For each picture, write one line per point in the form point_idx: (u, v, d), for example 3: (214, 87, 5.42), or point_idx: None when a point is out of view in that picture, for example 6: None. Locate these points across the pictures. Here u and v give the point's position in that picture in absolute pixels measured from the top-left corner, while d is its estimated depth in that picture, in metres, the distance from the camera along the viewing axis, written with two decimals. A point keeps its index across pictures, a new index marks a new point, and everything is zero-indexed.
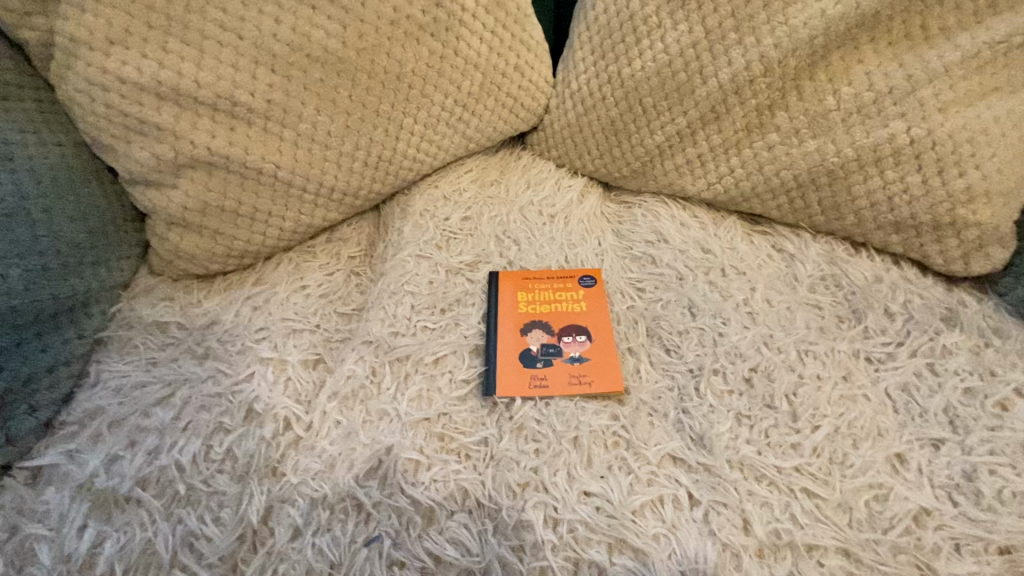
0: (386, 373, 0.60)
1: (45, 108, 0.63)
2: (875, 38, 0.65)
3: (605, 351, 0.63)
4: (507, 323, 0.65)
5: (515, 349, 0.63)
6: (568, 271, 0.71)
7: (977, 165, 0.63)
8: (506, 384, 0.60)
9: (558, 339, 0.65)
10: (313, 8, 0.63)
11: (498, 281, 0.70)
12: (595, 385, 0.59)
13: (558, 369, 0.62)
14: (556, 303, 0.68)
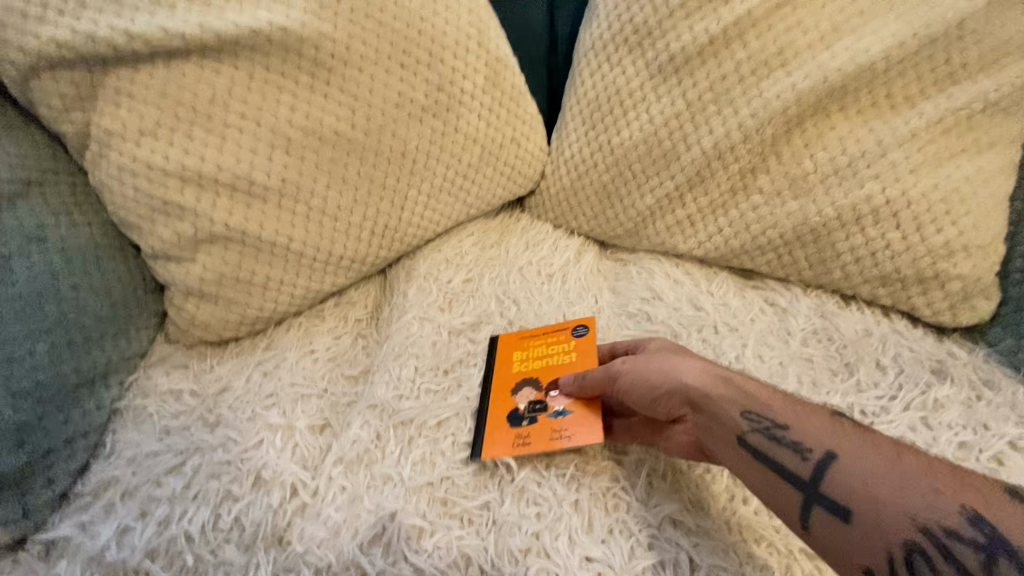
0: (390, 437, 0.62)
1: (77, 190, 0.69)
2: (845, 106, 0.70)
3: (590, 402, 0.62)
4: (497, 382, 0.67)
5: (503, 408, 0.64)
6: (561, 323, 0.72)
7: (953, 222, 0.67)
8: (491, 445, 0.60)
9: (546, 393, 0.65)
10: (326, 96, 0.70)
11: (492, 342, 0.72)
12: (579, 438, 0.59)
13: (544, 424, 0.61)
14: (547, 357, 0.69)
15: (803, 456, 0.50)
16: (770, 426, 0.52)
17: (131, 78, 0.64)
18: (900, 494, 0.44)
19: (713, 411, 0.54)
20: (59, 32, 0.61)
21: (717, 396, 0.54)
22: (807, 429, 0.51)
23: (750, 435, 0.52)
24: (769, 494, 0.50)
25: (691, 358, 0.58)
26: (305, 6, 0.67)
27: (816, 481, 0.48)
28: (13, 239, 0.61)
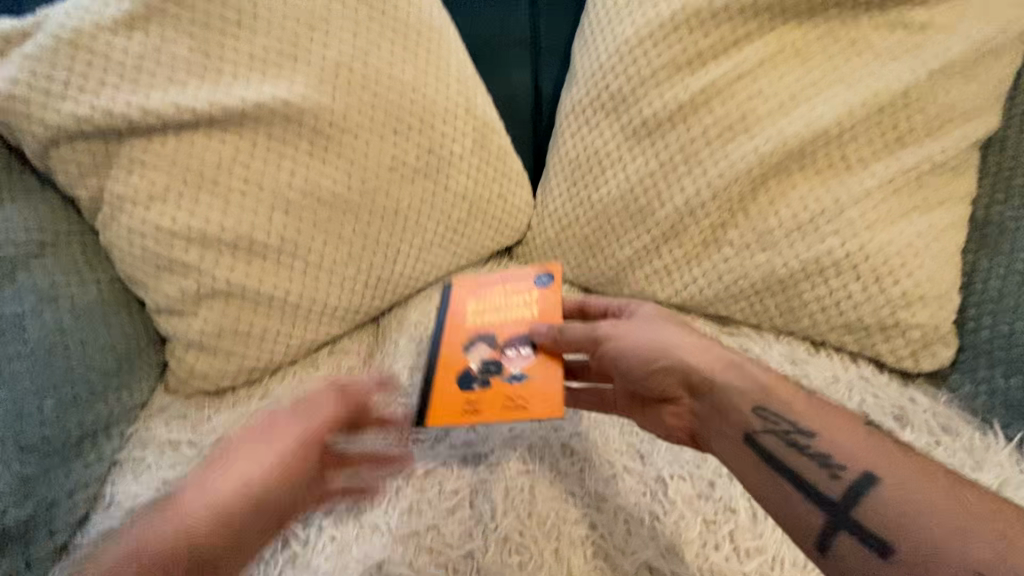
0: (379, 486, 0.66)
1: (88, 248, 0.73)
2: (805, 167, 0.76)
3: (547, 367, 0.65)
4: (449, 343, 0.70)
5: (455, 368, 0.68)
6: (524, 273, 0.75)
7: (908, 274, 0.71)
8: (440, 408, 0.64)
9: (501, 353, 0.67)
10: (324, 160, 0.75)
11: (455, 296, 0.76)
12: (531, 408, 0.61)
13: (497, 389, 0.64)
14: (507, 313, 0.72)
15: (834, 475, 0.50)
16: (789, 430, 0.54)
17: (143, 147, 0.70)
18: (950, 532, 0.44)
19: (722, 395, 0.57)
20: (79, 108, 0.67)
21: (725, 383, 0.58)
22: (838, 441, 0.52)
23: (762, 434, 0.55)
24: (786, 504, 0.52)
25: (697, 339, 0.61)
26: (307, 81, 0.74)
27: (845, 503, 0.49)
28: (26, 300, 0.65)
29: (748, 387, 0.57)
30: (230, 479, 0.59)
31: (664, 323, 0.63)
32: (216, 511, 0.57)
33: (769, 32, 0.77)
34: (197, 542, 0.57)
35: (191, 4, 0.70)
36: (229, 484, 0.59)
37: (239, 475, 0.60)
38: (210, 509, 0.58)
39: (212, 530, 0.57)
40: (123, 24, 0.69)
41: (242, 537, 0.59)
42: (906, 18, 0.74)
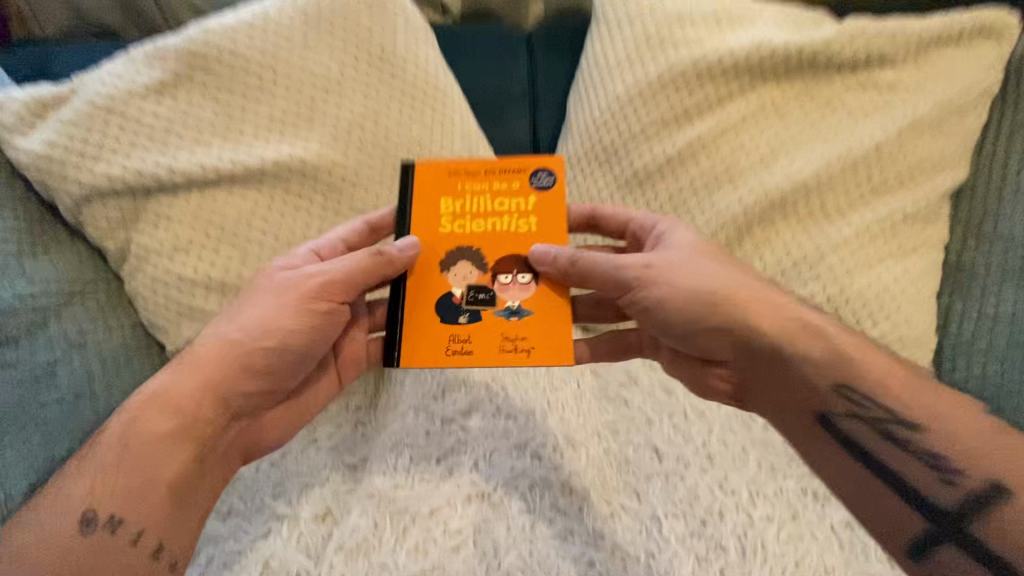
0: (387, 526, 0.69)
1: (113, 295, 0.78)
2: (788, 216, 0.81)
3: (545, 299, 0.65)
4: (428, 261, 0.67)
5: (437, 293, 0.66)
6: (522, 166, 0.69)
7: (886, 317, 0.76)
8: (425, 351, 0.64)
9: (491, 280, 0.66)
10: (337, 212, 0.80)
11: (433, 185, 0.69)
12: (533, 357, 0.63)
13: (490, 326, 0.64)
14: (497, 221, 0.68)
15: (938, 474, 0.53)
16: (877, 414, 0.56)
17: (169, 203, 0.75)
18: None
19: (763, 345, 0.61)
20: (111, 168, 0.73)
21: (770, 326, 0.61)
22: (937, 430, 0.54)
23: (840, 417, 0.58)
24: (880, 500, 0.55)
25: (736, 277, 0.63)
26: (321, 140, 0.79)
27: (948, 506, 0.51)
28: (55, 347, 0.70)
29: (793, 332, 0.60)
30: (269, 320, 0.64)
31: (700, 258, 0.64)
32: (256, 330, 0.64)
33: (750, 91, 0.82)
34: (234, 403, 0.65)
35: (216, 71, 0.77)
36: (277, 328, 0.64)
37: (287, 318, 0.64)
38: (255, 335, 0.64)
39: (245, 396, 0.65)
40: (154, 90, 0.75)
41: (262, 411, 0.68)
42: (875, 79, 0.80)
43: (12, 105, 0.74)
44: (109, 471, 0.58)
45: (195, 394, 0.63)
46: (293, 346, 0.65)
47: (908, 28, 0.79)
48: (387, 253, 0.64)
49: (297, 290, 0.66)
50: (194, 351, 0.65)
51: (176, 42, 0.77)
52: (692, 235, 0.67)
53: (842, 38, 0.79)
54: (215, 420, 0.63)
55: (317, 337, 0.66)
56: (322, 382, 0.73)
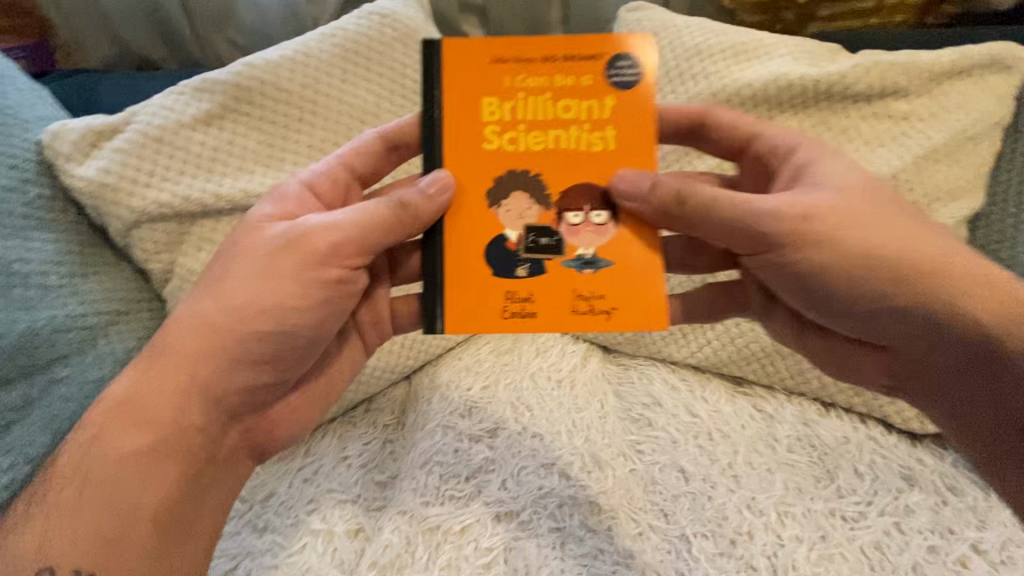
0: (419, 543, 0.70)
1: (156, 314, 0.81)
2: None
3: (622, 247, 0.61)
4: (488, 181, 0.61)
5: (493, 232, 0.61)
6: (597, 51, 0.61)
7: None
8: (481, 310, 0.60)
9: (558, 216, 0.61)
10: None
11: (492, 72, 0.61)
12: (612, 319, 0.60)
13: (558, 280, 0.60)
14: (562, 130, 0.61)
15: None
16: None
17: (214, 228, 0.79)
18: None
19: (877, 294, 0.57)
20: (161, 195, 0.76)
21: (894, 271, 0.57)
22: None
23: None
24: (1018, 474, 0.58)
25: (876, 218, 0.58)
26: None
27: None
28: (105, 364, 0.73)
29: (922, 276, 0.56)
30: (257, 298, 0.59)
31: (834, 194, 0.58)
32: (239, 317, 0.59)
33: (768, 120, 0.85)
34: (224, 399, 0.61)
35: (260, 104, 0.81)
36: (268, 311, 0.59)
37: (280, 297, 0.59)
38: (239, 322, 0.59)
39: (235, 391, 0.62)
40: (202, 121, 0.79)
41: (260, 399, 0.65)
42: (890, 109, 0.82)
43: (70, 134, 0.76)
44: (95, 484, 0.57)
45: (179, 395, 0.59)
46: (288, 327, 0.60)
47: (921, 61, 0.81)
48: (405, 205, 0.59)
49: (294, 257, 0.60)
50: (172, 336, 0.61)
51: (223, 75, 0.80)
52: (835, 168, 0.61)
53: (856, 71, 0.81)
54: (204, 420, 0.61)
55: (316, 315, 0.61)
56: (344, 351, 0.71)
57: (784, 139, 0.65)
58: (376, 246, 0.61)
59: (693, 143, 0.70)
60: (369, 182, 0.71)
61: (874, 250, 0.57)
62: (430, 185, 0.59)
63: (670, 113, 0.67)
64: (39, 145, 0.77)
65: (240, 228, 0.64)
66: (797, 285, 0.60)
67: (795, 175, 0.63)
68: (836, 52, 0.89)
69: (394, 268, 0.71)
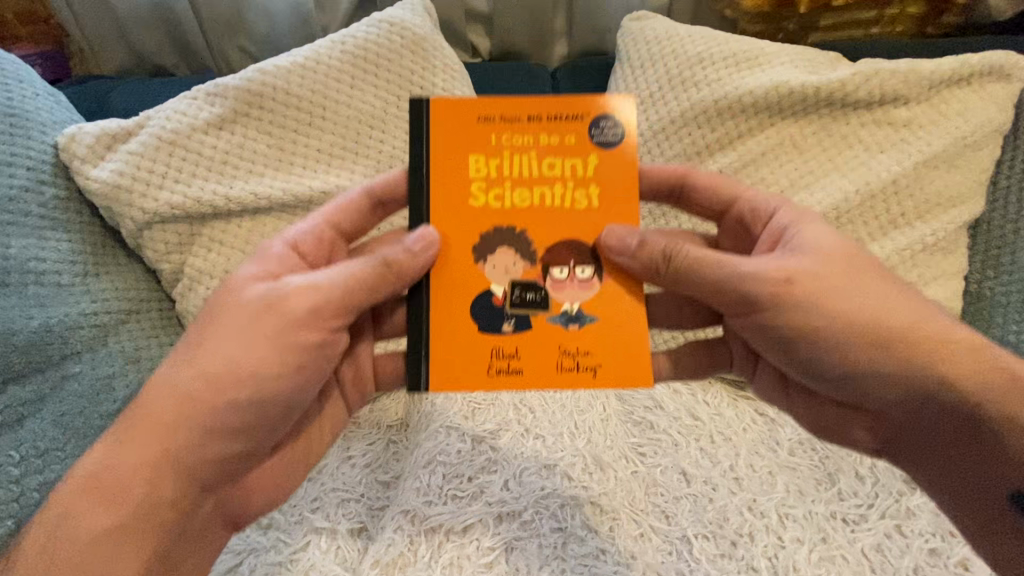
0: (422, 542, 0.71)
1: (164, 314, 0.83)
2: None
3: (607, 305, 0.61)
4: (472, 237, 0.61)
5: (478, 290, 0.60)
6: (581, 111, 0.62)
7: None
8: (464, 371, 0.60)
9: (541, 273, 0.61)
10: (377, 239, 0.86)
11: (475, 130, 0.62)
12: (599, 378, 0.60)
13: (544, 340, 0.60)
14: (546, 188, 0.62)
15: None
16: None
17: (223, 229, 0.80)
18: None
19: (865, 360, 0.56)
20: (173, 196, 0.78)
21: (881, 336, 0.56)
22: None
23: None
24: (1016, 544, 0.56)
25: (862, 281, 0.57)
26: (365, 172, 0.85)
27: None
28: (115, 361, 0.74)
29: (908, 340, 0.56)
30: (234, 365, 0.56)
31: (819, 259, 0.57)
32: (214, 386, 0.55)
33: (769, 126, 0.86)
34: (197, 472, 0.56)
35: (271, 108, 0.83)
36: (247, 377, 0.55)
37: (259, 363, 0.55)
38: (215, 391, 0.55)
39: (210, 465, 0.57)
40: (214, 125, 0.81)
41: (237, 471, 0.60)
42: (890, 116, 0.83)
43: (86, 137, 0.79)
44: (58, 574, 0.52)
45: (150, 468, 0.55)
46: (267, 394, 0.56)
47: (921, 68, 0.82)
48: (392, 263, 0.58)
49: (273, 321, 0.56)
50: (145, 403, 0.57)
51: (235, 81, 0.82)
52: (819, 229, 0.60)
53: (857, 79, 0.82)
54: (177, 496, 0.56)
55: (297, 381, 0.57)
56: (327, 409, 0.67)
57: (765, 202, 0.65)
58: (359, 305, 0.58)
59: (675, 201, 0.70)
60: (353, 239, 0.69)
61: (857, 316, 0.56)
62: (418, 243, 0.59)
63: (653, 172, 0.67)
64: (56, 147, 0.79)
65: (219, 288, 0.60)
66: (783, 350, 0.59)
67: (777, 237, 0.62)
68: (837, 60, 0.90)
69: (379, 321, 0.68)
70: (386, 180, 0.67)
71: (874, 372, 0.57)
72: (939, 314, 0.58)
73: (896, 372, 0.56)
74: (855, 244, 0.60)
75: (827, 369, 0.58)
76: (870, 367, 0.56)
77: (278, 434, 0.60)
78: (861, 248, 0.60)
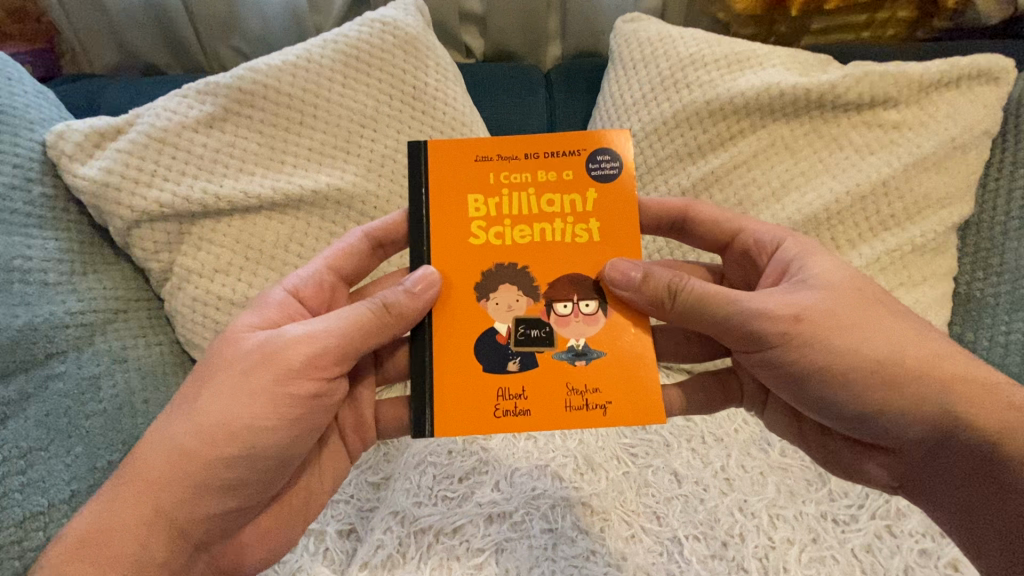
0: (411, 543, 0.70)
1: (152, 313, 0.83)
2: None
3: (611, 339, 0.61)
4: (477, 271, 0.62)
5: (482, 326, 0.61)
6: (580, 147, 0.64)
7: None
8: (469, 408, 0.59)
9: (545, 309, 0.61)
10: None
11: (477, 168, 0.64)
12: (609, 418, 0.58)
13: (550, 377, 0.59)
14: (547, 223, 0.63)
15: None
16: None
17: (212, 228, 0.80)
18: None
19: (875, 397, 0.56)
20: (162, 195, 0.77)
21: (892, 370, 0.55)
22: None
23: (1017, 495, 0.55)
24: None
25: (868, 314, 0.57)
26: (356, 171, 0.85)
27: None
28: (101, 360, 0.74)
29: (919, 374, 0.55)
30: (231, 418, 0.55)
31: (823, 292, 0.58)
32: (210, 440, 0.55)
33: (761, 128, 0.87)
34: (189, 530, 0.55)
35: (262, 107, 0.83)
36: (242, 431, 0.55)
37: (254, 416, 0.55)
38: (210, 445, 0.55)
39: (203, 521, 0.56)
40: (204, 123, 0.80)
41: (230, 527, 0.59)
42: (880, 118, 0.84)
43: (74, 135, 0.78)
44: None
45: (141, 529, 0.53)
46: (263, 447, 0.56)
47: (910, 71, 0.83)
48: (386, 307, 0.58)
49: (270, 371, 0.56)
50: (139, 460, 0.56)
51: (225, 79, 0.82)
52: (822, 262, 0.61)
53: (847, 81, 0.83)
54: (168, 556, 0.54)
55: (293, 432, 0.57)
56: (325, 457, 0.66)
57: (767, 234, 0.67)
58: (357, 351, 0.59)
59: (680, 233, 0.72)
60: (352, 282, 0.72)
61: (860, 351, 0.55)
62: (413, 285, 0.59)
63: (654, 208, 0.71)
64: (44, 145, 0.79)
65: (218, 341, 0.61)
66: (791, 384, 0.58)
67: (781, 270, 0.63)
68: (828, 62, 0.90)
69: (380, 363, 0.70)
70: (383, 224, 0.69)
71: (885, 410, 0.56)
72: (949, 344, 0.58)
73: (909, 406, 0.56)
74: (859, 276, 0.60)
75: (838, 405, 0.57)
76: (880, 403, 0.56)
77: (273, 485, 0.60)
78: (866, 280, 0.60)
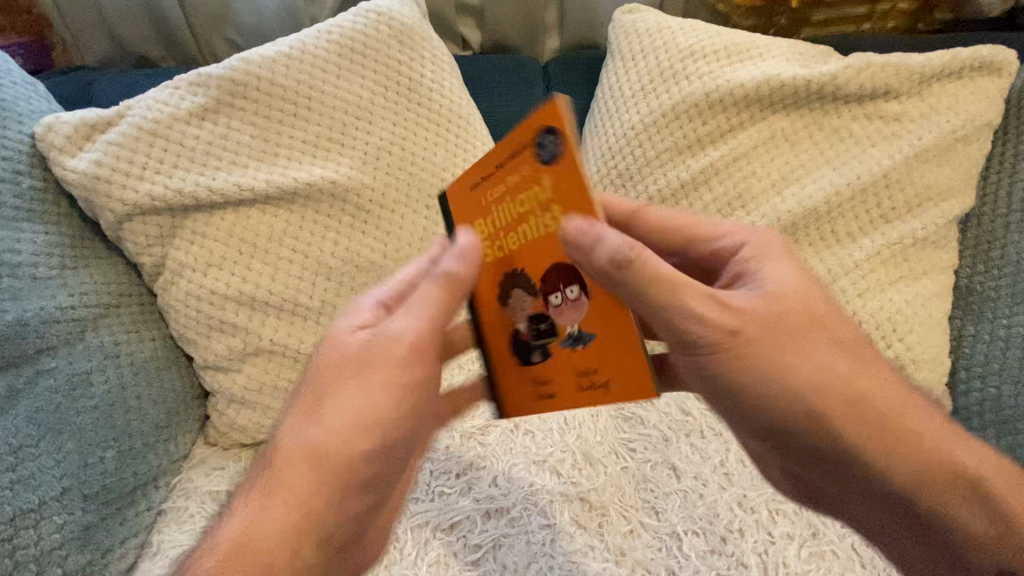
0: (408, 539, 0.70)
1: (145, 309, 0.81)
2: (799, 239, 0.83)
3: (604, 321, 0.54)
4: (489, 280, 0.58)
5: (507, 327, 0.59)
6: (525, 129, 0.50)
7: (899, 338, 0.78)
8: (519, 398, 0.60)
9: (546, 305, 0.55)
10: (363, 232, 0.84)
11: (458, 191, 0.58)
12: (618, 395, 0.55)
13: (562, 362, 0.56)
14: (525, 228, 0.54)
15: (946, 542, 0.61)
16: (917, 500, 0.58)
17: (205, 221, 0.78)
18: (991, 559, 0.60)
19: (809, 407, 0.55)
20: (154, 187, 0.76)
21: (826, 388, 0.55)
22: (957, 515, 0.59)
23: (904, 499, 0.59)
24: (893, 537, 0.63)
25: (817, 332, 0.55)
26: (351, 163, 0.83)
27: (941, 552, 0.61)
28: (93, 356, 0.73)
29: (852, 396, 0.55)
30: (377, 406, 0.54)
31: (773, 305, 0.55)
32: (365, 429, 0.53)
33: (761, 119, 0.86)
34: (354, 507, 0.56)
35: (255, 98, 0.81)
36: (397, 420, 0.55)
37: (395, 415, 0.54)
38: (366, 433, 0.53)
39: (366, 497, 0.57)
40: (196, 115, 0.79)
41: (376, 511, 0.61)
42: (881, 110, 0.83)
43: (63, 127, 0.76)
44: None
45: (318, 509, 0.54)
46: (401, 432, 0.55)
47: (912, 62, 0.82)
48: (453, 277, 0.55)
49: (399, 362, 0.54)
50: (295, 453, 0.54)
51: (218, 70, 0.81)
52: (779, 269, 0.58)
53: (848, 72, 0.82)
54: (315, 547, 0.54)
55: (424, 414, 0.57)
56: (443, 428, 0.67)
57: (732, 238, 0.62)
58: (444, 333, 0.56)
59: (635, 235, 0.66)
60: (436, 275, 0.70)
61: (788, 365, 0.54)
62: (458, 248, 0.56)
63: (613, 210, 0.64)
64: (33, 138, 0.77)
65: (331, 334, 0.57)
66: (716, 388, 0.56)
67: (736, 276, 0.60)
68: (828, 54, 0.89)
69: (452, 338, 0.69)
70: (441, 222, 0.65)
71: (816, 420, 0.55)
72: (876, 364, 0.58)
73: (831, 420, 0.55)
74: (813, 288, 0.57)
75: (770, 406, 0.55)
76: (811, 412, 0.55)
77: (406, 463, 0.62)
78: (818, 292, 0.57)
